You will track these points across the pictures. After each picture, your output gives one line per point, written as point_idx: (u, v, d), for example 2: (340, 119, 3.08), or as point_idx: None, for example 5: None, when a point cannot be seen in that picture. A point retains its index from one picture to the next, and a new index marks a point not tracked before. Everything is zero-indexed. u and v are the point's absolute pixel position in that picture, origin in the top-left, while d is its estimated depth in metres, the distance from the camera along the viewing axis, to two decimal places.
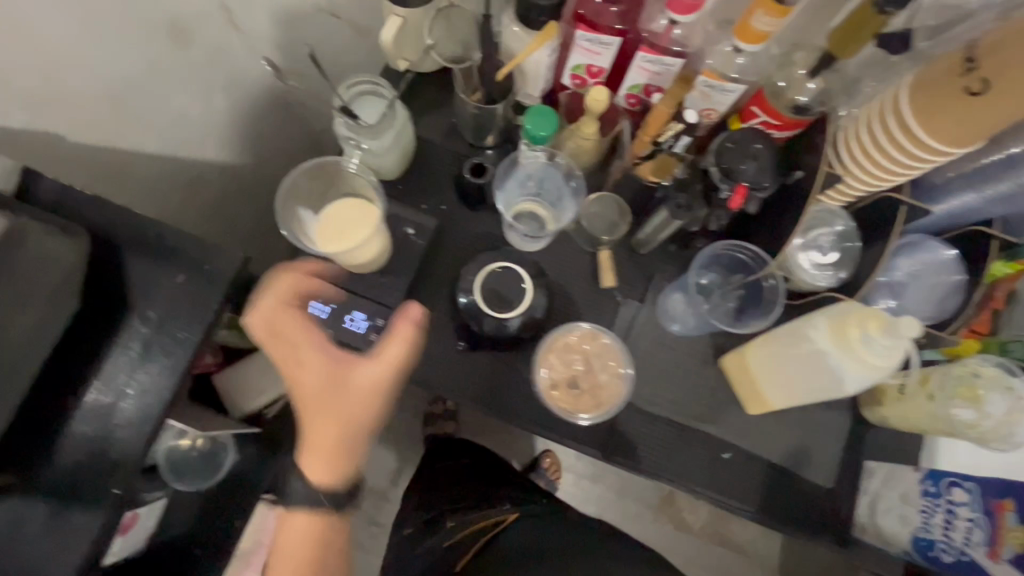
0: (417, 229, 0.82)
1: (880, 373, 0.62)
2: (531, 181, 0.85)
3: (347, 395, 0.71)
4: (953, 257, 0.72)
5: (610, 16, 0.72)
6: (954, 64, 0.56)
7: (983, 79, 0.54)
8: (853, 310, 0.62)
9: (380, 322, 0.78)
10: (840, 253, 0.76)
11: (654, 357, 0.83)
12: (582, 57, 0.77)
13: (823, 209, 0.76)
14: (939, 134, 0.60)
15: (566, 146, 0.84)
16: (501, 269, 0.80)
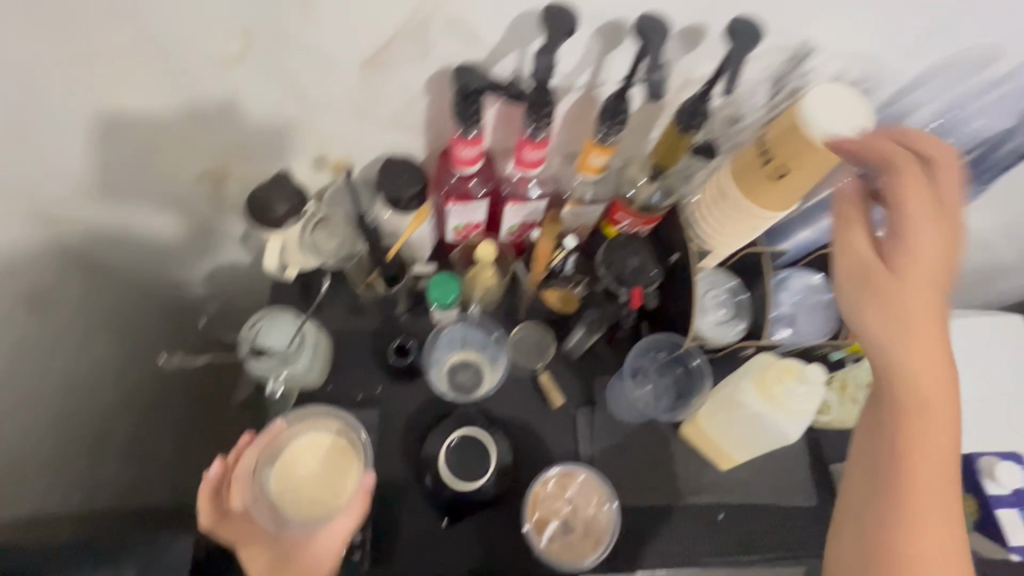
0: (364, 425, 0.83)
1: (809, 415, 0.70)
2: (453, 340, 0.89)
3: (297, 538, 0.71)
4: (819, 279, 0.84)
5: (470, 185, 0.79)
6: (754, 157, 0.68)
7: (781, 166, 0.66)
8: (768, 367, 0.71)
9: (360, 536, 0.77)
10: (736, 306, 0.86)
11: (624, 452, 0.87)
12: (459, 219, 0.83)
13: (708, 274, 0.86)
14: (767, 207, 0.71)
15: (474, 294, 0.89)
16: (460, 437, 0.80)
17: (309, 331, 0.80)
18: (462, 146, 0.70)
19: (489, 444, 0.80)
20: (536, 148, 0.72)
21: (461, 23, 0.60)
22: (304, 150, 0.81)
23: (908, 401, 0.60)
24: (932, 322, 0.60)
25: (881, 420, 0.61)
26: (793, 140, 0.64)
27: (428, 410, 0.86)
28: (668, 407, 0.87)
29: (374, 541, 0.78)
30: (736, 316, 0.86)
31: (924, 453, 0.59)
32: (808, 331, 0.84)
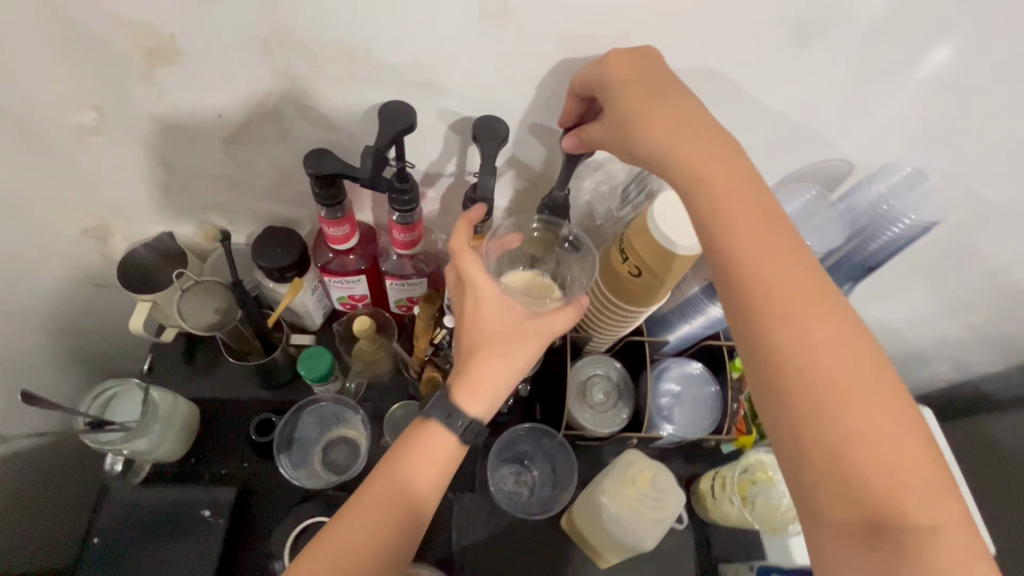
0: (214, 507, 0.76)
1: (664, 523, 0.67)
2: (319, 419, 0.84)
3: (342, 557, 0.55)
4: (699, 370, 0.84)
5: (349, 261, 0.79)
6: (615, 254, 0.69)
7: (637, 265, 0.67)
8: (627, 468, 0.69)
9: None
10: (618, 394, 0.84)
11: (502, 545, 0.81)
12: (340, 291, 0.82)
13: (591, 359, 0.85)
14: (631, 303, 0.71)
15: (355, 368, 0.87)
16: (313, 525, 0.76)
17: (161, 400, 0.76)
18: (327, 225, 0.70)
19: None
20: (405, 231, 0.72)
21: (312, 110, 0.61)
22: (185, 216, 0.80)
23: (806, 379, 0.45)
24: (780, 266, 0.47)
25: (779, 412, 0.46)
26: (644, 241, 0.65)
27: (291, 490, 0.81)
28: (540, 502, 0.82)
29: None
30: (619, 404, 0.84)
31: (854, 428, 0.44)
32: (687, 423, 0.83)
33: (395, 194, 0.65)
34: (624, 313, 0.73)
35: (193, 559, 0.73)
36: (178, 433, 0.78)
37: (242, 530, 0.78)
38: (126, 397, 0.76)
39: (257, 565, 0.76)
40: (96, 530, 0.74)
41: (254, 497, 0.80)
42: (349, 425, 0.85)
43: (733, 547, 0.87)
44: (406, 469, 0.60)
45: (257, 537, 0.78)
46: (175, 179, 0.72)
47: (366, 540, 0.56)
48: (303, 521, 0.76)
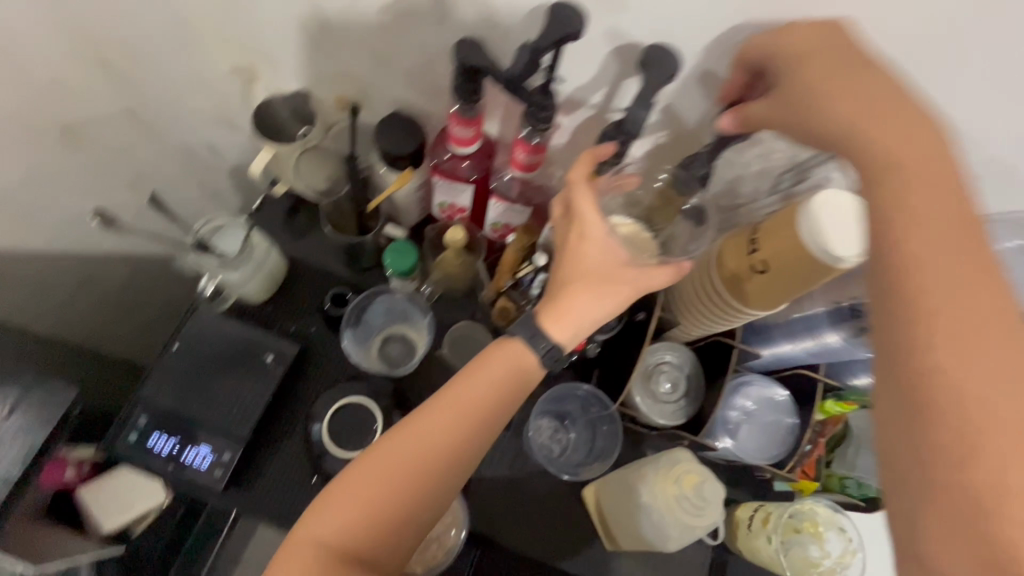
0: (277, 356, 0.81)
1: (694, 535, 0.62)
2: (390, 311, 0.86)
3: (414, 463, 0.57)
4: (784, 398, 0.76)
5: (463, 168, 0.77)
6: (743, 243, 0.61)
7: (764, 261, 0.58)
8: (675, 464, 0.64)
9: (227, 456, 0.77)
10: (683, 388, 0.78)
11: (522, 488, 0.80)
12: (444, 196, 0.81)
13: (667, 345, 0.80)
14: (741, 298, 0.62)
15: (434, 275, 0.86)
16: (354, 403, 0.79)
17: (258, 243, 0.80)
18: (456, 123, 0.67)
19: (377, 422, 0.78)
20: (530, 152, 0.68)
21: None
22: (326, 79, 0.81)
23: (934, 409, 0.37)
24: (942, 280, 0.38)
25: (902, 443, 0.39)
26: (783, 236, 0.56)
27: (347, 366, 0.84)
28: (570, 464, 0.80)
29: (238, 467, 0.77)
30: (681, 399, 0.78)
31: (993, 476, 0.35)
32: (749, 447, 0.76)
33: (534, 110, 0.61)
34: (731, 313, 0.65)
35: (248, 392, 0.79)
36: (266, 279, 0.83)
37: (294, 385, 0.83)
38: (231, 230, 0.81)
39: (297, 419, 0.81)
40: (177, 338, 0.81)
41: (311, 360, 0.84)
42: (412, 327, 0.86)
43: None
44: (479, 386, 0.60)
45: (305, 396, 0.83)
46: (327, 37, 0.72)
47: (436, 446, 0.58)
48: (344, 397, 0.80)
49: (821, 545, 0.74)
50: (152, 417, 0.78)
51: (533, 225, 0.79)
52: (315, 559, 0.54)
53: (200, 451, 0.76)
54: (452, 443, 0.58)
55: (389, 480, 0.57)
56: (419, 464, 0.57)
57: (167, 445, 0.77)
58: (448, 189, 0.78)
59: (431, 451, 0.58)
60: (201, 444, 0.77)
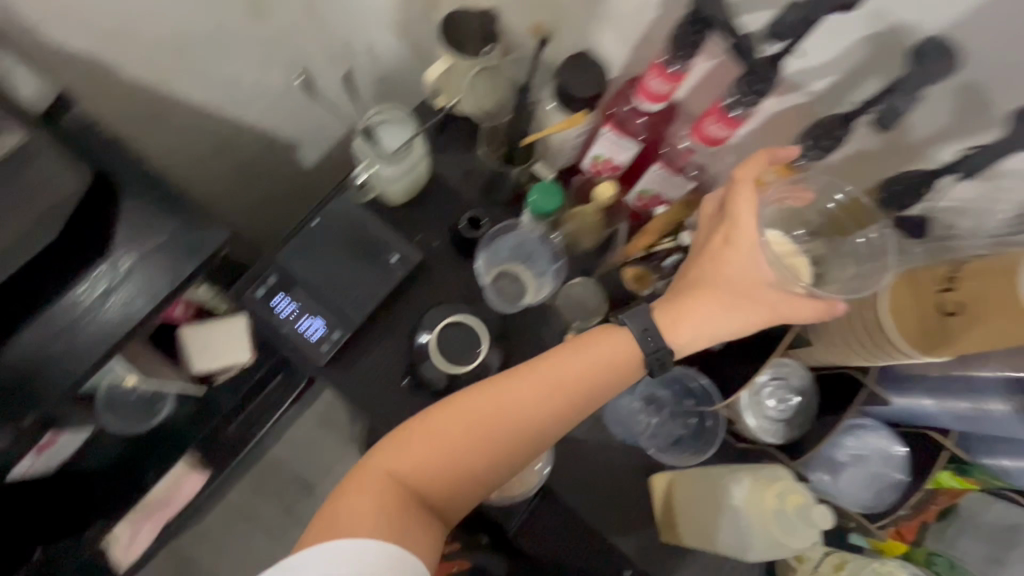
0: (401, 258, 0.83)
1: (790, 550, 0.63)
2: (519, 247, 0.86)
3: (496, 422, 0.58)
4: (900, 454, 0.70)
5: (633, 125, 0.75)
6: (938, 276, 0.56)
7: (960, 302, 0.53)
8: (780, 479, 0.64)
9: (336, 334, 0.81)
10: (794, 411, 0.75)
11: (593, 455, 0.80)
12: (605, 150, 0.77)
13: (788, 363, 0.77)
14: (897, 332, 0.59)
15: (567, 226, 0.86)
16: (461, 323, 0.81)
17: (418, 143, 0.83)
18: (660, 75, 0.64)
19: (481, 347, 0.80)
20: (723, 124, 0.64)
21: None
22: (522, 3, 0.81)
23: None
24: None
25: None
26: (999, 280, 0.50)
27: (461, 287, 0.86)
28: (656, 445, 0.80)
29: (343, 347, 0.81)
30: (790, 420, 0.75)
31: None
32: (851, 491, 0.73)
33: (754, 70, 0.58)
34: (888, 347, 0.60)
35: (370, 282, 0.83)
36: (413, 183, 0.85)
37: (408, 290, 0.85)
38: (396, 127, 0.84)
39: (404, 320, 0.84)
40: (318, 215, 0.84)
41: (429, 272, 0.86)
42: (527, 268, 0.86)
43: None
44: (578, 364, 0.60)
45: (415, 303, 0.85)
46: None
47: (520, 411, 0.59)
48: (452, 314, 0.82)
49: None
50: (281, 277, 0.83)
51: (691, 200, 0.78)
52: (387, 490, 0.55)
53: (313, 322, 0.81)
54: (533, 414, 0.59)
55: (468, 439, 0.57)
56: (504, 424, 0.59)
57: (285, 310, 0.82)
58: (614, 144, 0.75)
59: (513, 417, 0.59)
60: (315, 316, 0.82)
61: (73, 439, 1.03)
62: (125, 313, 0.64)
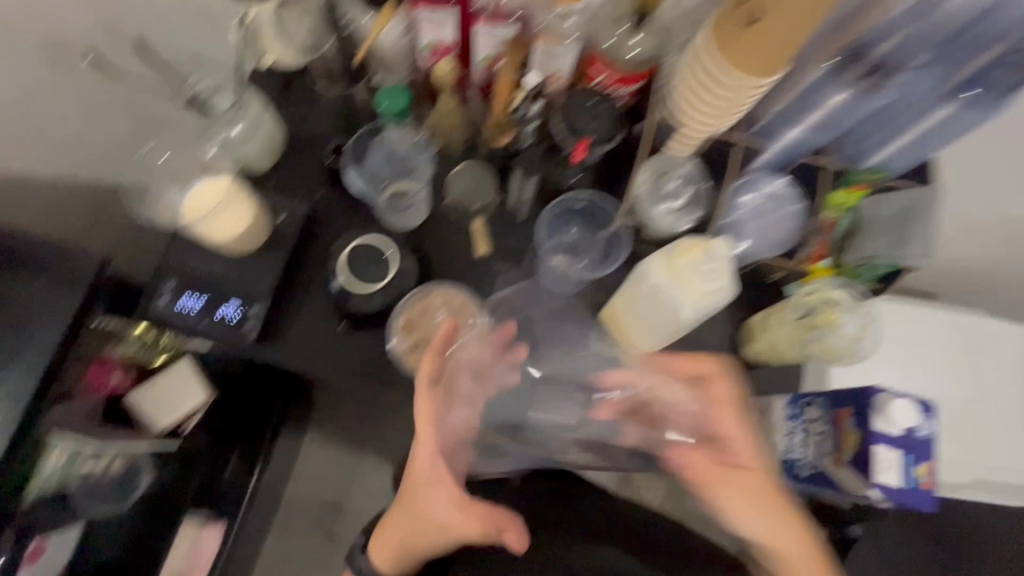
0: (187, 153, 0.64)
1: (717, 301, 0.52)
2: (392, 157, 0.71)
3: (761, 478, 0.58)
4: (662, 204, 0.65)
5: (610, 108, 0.63)
6: (718, 35, 0.53)
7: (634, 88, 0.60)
8: (678, 244, 0.52)
9: (255, 310, 0.66)
10: (690, 198, 0.65)
11: (549, 379, 0.69)
12: (426, 33, 0.65)
13: (571, 195, 0.68)
14: (749, 85, 0.54)
15: (426, 121, 0.70)
16: (371, 244, 0.66)
17: (252, 104, 0.66)
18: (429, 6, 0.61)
19: (379, 259, 0.66)
20: None
21: None
22: None
23: None
24: None
25: (778, 56, 0.50)
26: (738, 52, 0.52)
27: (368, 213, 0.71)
28: (584, 260, 0.68)
29: (268, 319, 0.66)
30: (585, 293, 0.71)
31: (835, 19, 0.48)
32: None
33: (994, 77, 0.49)
34: (721, 91, 0.56)
35: (266, 258, 0.67)
36: (269, 146, 0.68)
37: (308, 253, 0.69)
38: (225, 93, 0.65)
39: (290, 292, 0.68)
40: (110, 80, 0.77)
41: (336, 235, 0.70)
42: (414, 179, 0.70)
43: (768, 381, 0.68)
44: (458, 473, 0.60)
45: (313, 271, 0.69)
46: None
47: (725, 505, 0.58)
48: (360, 238, 0.66)
49: (683, 281, 0.51)
50: (261, 312, 0.66)
51: (731, 17, 0.52)
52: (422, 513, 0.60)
53: (227, 305, 0.65)
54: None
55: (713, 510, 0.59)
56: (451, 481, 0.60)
57: (200, 306, 0.65)
58: (432, 17, 0.62)
59: (631, 416, 0.65)
60: (228, 301, 0.66)
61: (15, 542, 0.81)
62: (34, 304, 0.59)
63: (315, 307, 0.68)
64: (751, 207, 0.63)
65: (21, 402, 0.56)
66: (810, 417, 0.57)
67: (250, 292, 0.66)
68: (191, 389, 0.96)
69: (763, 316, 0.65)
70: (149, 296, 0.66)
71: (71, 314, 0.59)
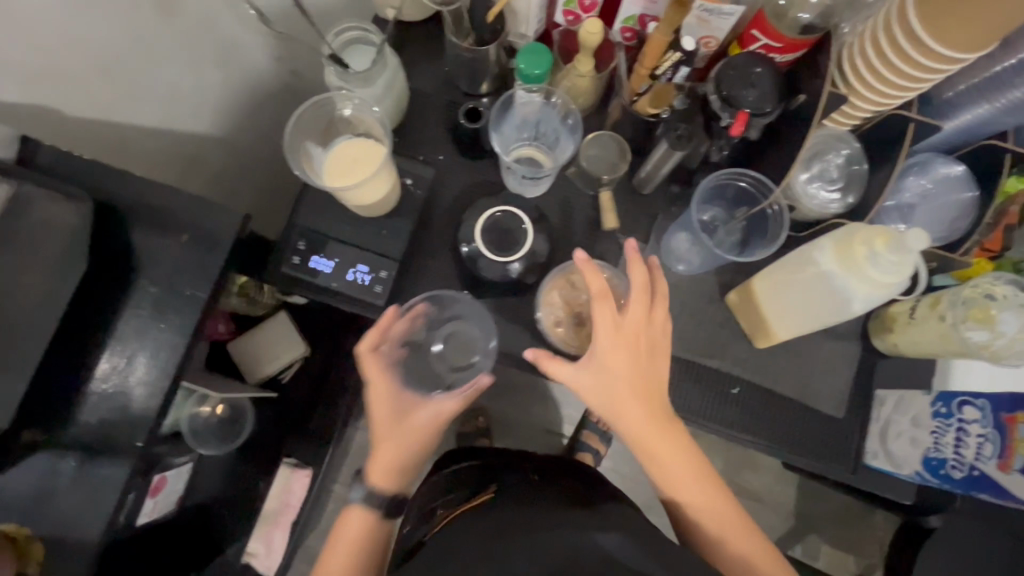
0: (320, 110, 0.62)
1: (893, 294, 0.49)
2: (526, 127, 0.69)
3: (655, 391, 0.57)
4: (810, 177, 0.61)
5: (773, 77, 0.57)
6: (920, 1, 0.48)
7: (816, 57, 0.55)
8: (858, 229, 0.49)
9: (383, 275, 0.66)
10: (844, 180, 0.61)
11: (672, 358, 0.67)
12: None
13: (727, 171, 0.63)
14: (942, 61, 0.49)
15: (560, 84, 0.67)
16: (504, 214, 0.66)
17: (389, 57, 0.62)
18: None
19: (518, 228, 0.65)
20: None
21: None
22: None
23: None
24: None
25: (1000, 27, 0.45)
26: (947, 21, 0.46)
27: (492, 179, 0.69)
28: (724, 240, 0.66)
29: (395, 284, 0.66)
30: (711, 272, 0.68)
31: None
32: None
33: None
34: (915, 64, 0.51)
35: (394, 222, 0.66)
36: (397, 105, 0.66)
37: (432, 218, 0.68)
38: (358, 48, 0.63)
39: (415, 257, 0.68)
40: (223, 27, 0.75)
41: (460, 201, 0.69)
42: (547, 153, 0.68)
43: (902, 374, 0.66)
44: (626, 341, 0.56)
45: (439, 237, 0.68)
46: None
47: (652, 459, 0.57)
48: (493, 207, 0.66)
49: (859, 271, 0.49)
50: (389, 277, 0.66)
51: None
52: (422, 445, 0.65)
53: (357, 268, 0.65)
54: (614, 559, 0.49)
55: (604, 417, 0.58)
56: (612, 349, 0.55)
57: (331, 268, 0.66)
58: None
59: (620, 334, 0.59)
60: (357, 264, 0.66)
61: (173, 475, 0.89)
62: (180, 259, 0.60)
63: (439, 274, 0.68)
64: (916, 189, 0.60)
65: (174, 354, 0.58)
66: (967, 418, 0.61)
67: (378, 256, 0.65)
68: (289, 343, 1.00)
69: (910, 306, 0.62)
70: (279, 256, 0.66)
71: (215, 272, 0.60)
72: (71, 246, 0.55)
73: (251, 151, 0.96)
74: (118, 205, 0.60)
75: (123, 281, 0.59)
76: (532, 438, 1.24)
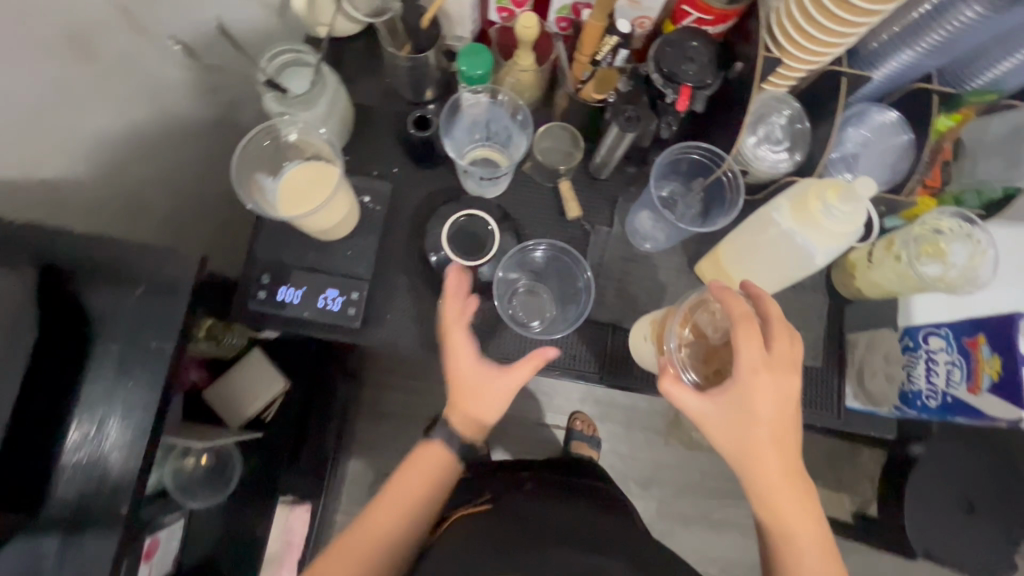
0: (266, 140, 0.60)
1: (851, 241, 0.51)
2: (478, 129, 0.68)
3: (790, 432, 0.53)
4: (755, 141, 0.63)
5: (709, 48, 0.58)
6: None
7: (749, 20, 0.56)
8: (812, 184, 0.51)
9: (355, 296, 0.64)
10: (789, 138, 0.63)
11: None
12: None
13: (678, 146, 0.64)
14: (864, 14, 0.52)
15: (504, 81, 0.67)
16: (468, 218, 0.66)
17: (329, 77, 0.60)
18: None
19: (485, 230, 0.66)
20: None
21: None
22: None
23: None
24: None
25: None
26: None
27: (450, 184, 0.69)
28: (686, 214, 0.68)
29: (368, 304, 0.65)
30: (677, 246, 0.69)
31: None
32: None
33: None
34: (838, 17, 0.52)
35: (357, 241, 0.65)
36: (343, 123, 0.64)
37: (395, 231, 0.68)
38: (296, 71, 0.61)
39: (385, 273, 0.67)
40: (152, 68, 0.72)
41: (422, 210, 0.68)
42: (504, 150, 0.68)
43: (868, 315, 0.68)
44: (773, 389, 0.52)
45: (405, 249, 0.67)
46: None
47: (766, 498, 0.53)
48: (456, 213, 0.66)
49: (817, 224, 0.50)
50: (361, 297, 0.65)
51: None
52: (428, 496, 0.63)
53: (327, 294, 0.64)
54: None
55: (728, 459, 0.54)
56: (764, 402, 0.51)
57: (300, 297, 0.64)
58: None
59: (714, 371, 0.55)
60: (326, 289, 0.64)
61: (169, 534, 0.86)
62: (141, 311, 0.57)
63: (411, 287, 0.67)
64: (858, 139, 0.63)
65: (149, 409, 0.56)
66: (931, 346, 0.61)
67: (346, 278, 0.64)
68: (266, 381, 0.97)
69: (867, 252, 0.65)
70: (244, 293, 0.64)
71: (179, 319, 0.58)
72: (19, 316, 0.52)
73: (196, 191, 0.93)
74: (64, 267, 0.57)
75: (81, 343, 0.56)
76: (526, 434, 1.25)
